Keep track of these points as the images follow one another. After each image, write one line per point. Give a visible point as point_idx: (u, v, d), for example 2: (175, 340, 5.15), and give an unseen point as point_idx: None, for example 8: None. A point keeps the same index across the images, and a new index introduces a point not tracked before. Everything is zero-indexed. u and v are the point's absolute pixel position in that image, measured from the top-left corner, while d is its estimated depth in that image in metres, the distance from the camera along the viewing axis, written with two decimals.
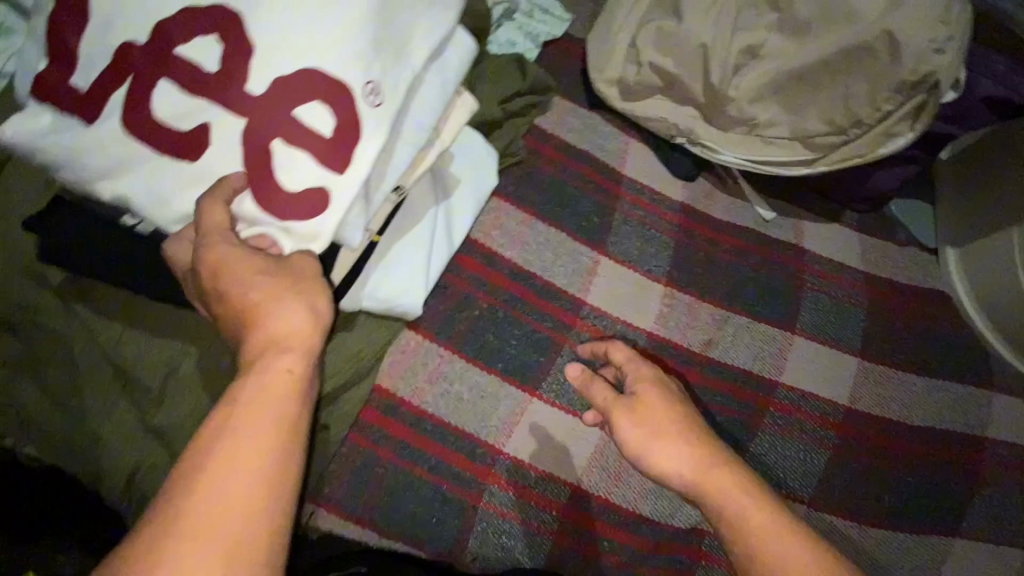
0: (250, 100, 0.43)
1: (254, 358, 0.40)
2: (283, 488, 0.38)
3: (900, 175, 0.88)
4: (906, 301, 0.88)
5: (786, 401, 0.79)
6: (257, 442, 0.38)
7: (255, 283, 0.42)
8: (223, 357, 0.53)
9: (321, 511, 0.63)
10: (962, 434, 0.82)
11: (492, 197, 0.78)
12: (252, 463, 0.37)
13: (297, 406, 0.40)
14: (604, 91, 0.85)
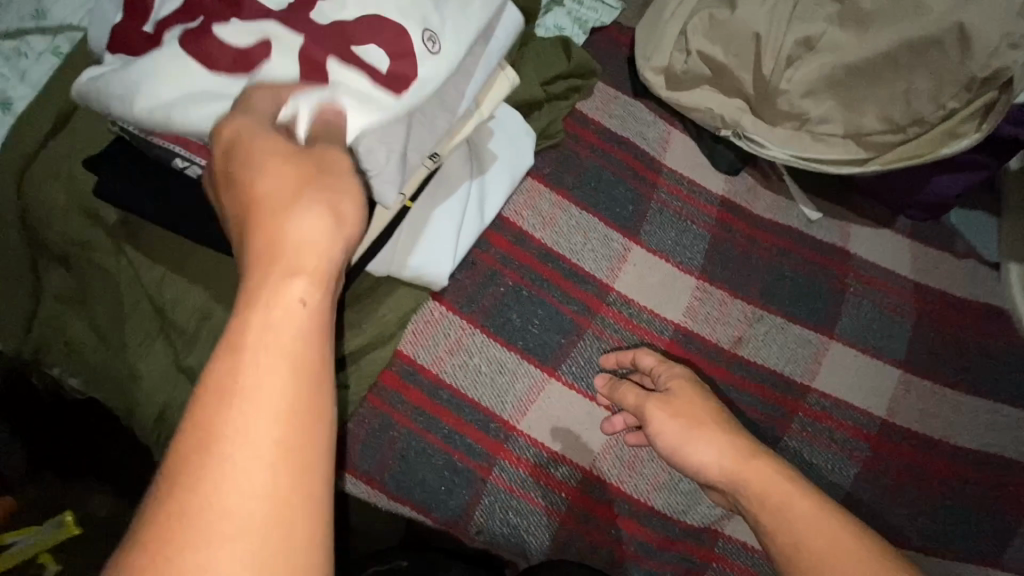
0: (312, 25, 0.46)
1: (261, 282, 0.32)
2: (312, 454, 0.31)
3: (962, 182, 0.84)
4: (959, 315, 0.83)
5: (817, 408, 0.75)
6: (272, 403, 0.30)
7: (278, 169, 0.35)
8: None
9: (357, 482, 0.65)
10: (1014, 461, 0.76)
11: (528, 177, 0.77)
12: (257, 441, 0.30)
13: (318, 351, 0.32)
14: (649, 78, 0.84)
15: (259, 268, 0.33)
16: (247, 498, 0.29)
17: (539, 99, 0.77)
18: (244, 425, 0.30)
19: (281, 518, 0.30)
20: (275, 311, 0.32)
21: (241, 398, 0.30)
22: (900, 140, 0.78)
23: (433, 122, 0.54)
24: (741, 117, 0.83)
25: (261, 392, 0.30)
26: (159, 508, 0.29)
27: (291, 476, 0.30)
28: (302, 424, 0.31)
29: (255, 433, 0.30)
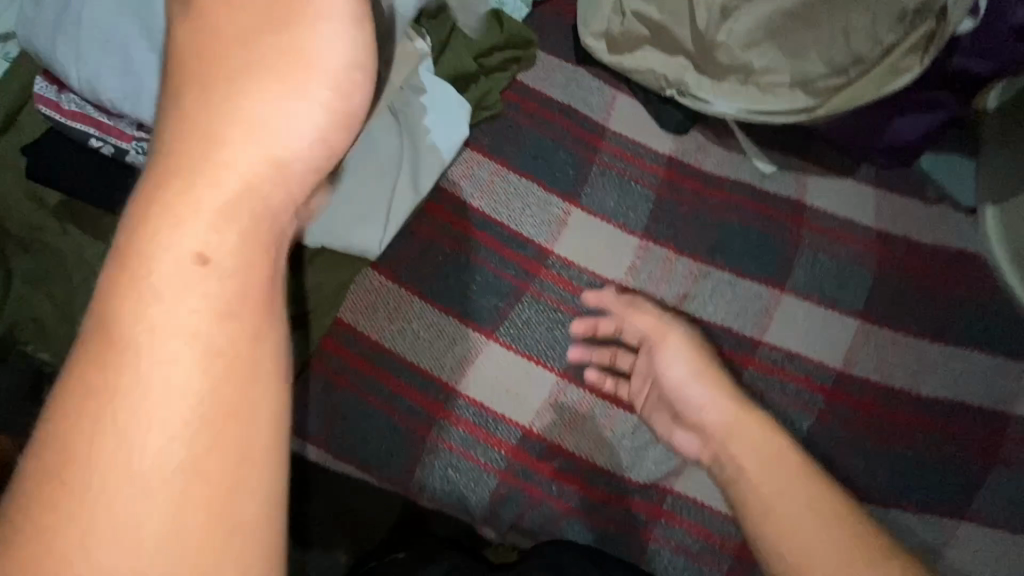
0: None
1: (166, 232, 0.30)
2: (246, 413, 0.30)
3: (926, 124, 0.80)
4: (926, 262, 0.79)
5: (767, 360, 0.74)
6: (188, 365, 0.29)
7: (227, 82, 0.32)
8: None
9: (313, 447, 0.68)
10: (981, 408, 0.73)
11: (467, 148, 0.79)
12: (169, 404, 0.28)
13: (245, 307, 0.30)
14: (589, 44, 0.83)
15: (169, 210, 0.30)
16: (167, 456, 0.28)
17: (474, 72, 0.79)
18: (161, 381, 0.29)
19: (208, 479, 0.29)
20: (184, 266, 0.30)
21: (158, 355, 0.29)
22: (843, 83, 0.76)
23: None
24: (684, 75, 0.81)
25: (179, 344, 0.29)
26: (66, 468, 0.28)
27: (218, 431, 0.29)
28: (231, 374, 0.30)
29: (173, 389, 0.29)
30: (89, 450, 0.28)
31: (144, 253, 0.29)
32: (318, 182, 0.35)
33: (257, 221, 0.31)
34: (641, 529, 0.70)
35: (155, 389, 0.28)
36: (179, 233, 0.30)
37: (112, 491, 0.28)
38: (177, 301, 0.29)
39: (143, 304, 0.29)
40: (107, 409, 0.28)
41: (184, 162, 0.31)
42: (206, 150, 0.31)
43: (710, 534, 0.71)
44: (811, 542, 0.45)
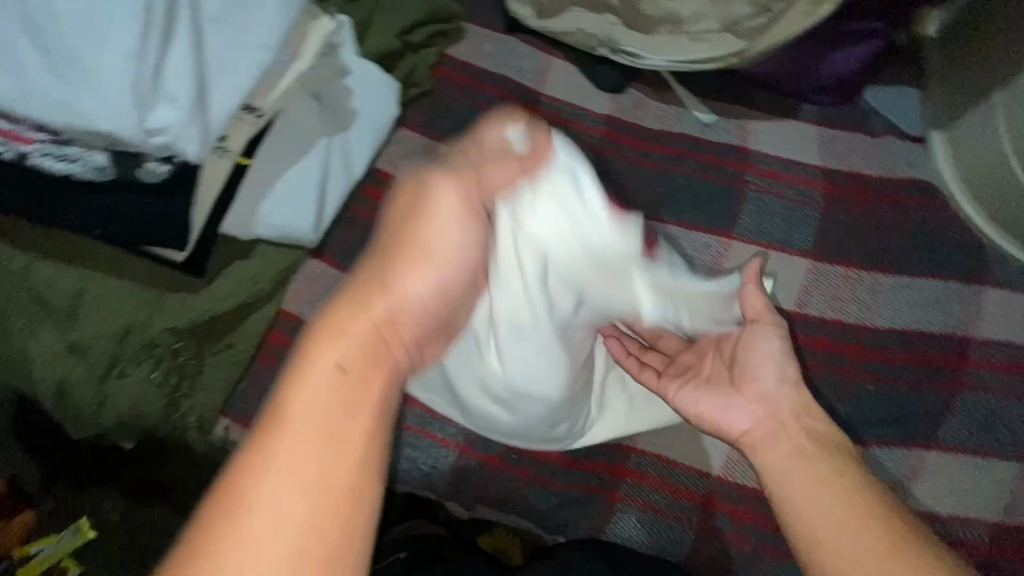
0: None
1: (313, 354, 0.38)
2: (358, 495, 0.35)
3: (858, 56, 0.80)
4: (874, 195, 0.78)
5: (810, 333, 0.72)
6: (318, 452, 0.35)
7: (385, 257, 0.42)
8: (138, 276, 0.64)
9: (237, 426, 0.66)
10: (938, 334, 0.73)
11: (399, 127, 0.78)
12: (298, 480, 0.34)
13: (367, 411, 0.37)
14: (515, 9, 0.83)
15: (324, 340, 0.38)
16: (292, 527, 0.33)
17: (398, 49, 0.79)
18: (299, 462, 0.34)
19: (315, 553, 0.33)
20: (323, 375, 0.37)
21: (300, 441, 0.35)
22: (765, 21, 0.77)
23: (233, 58, 0.54)
24: (613, 33, 0.81)
25: (318, 435, 0.35)
26: (204, 528, 0.32)
27: (330, 510, 0.34)
28: (354, 464, 0.36)
29: (309, 470, 0.34)
30: (224, 515, 0.33)
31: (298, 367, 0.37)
32: (425, 332, 0.44)
33: (377, 351, 0.40)
34: (606, 490, 0.70)
35: (289, 466, 0.34)
36: (327, 348, 0.38)
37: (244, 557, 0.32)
38: (315, 404, 0.36)
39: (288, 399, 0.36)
40: (245, 480, 0.33)
41: (341, 311, 0.40)
42: (358, 299, 0.40)
43: (677, 488, 0.70)
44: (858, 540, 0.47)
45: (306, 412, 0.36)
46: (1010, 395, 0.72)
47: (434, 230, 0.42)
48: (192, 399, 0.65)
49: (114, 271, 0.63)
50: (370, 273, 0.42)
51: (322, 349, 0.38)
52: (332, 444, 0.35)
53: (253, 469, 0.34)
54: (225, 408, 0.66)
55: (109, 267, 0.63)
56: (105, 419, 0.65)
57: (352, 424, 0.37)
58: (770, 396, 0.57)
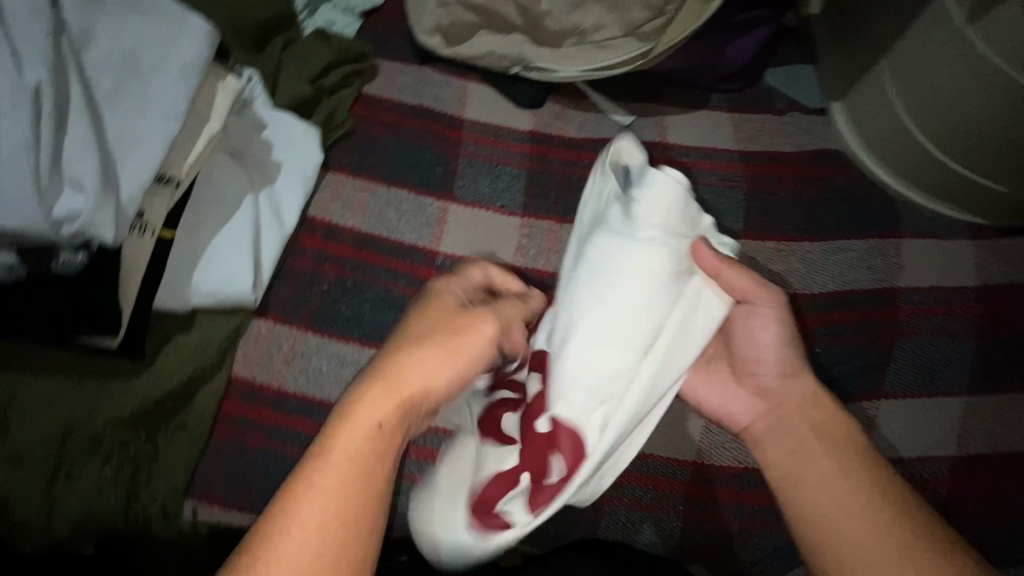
0: None
1: (352, 410, 0.44)
2: (362, 537, 0.41)
3: (757, 41, 0.85)
4: (790, 169, 0.83)
5: (813, 310, 0.76)
6: (342, 492, 0.42)
7: (427, 346, 0.46)
8: (75, 369, 0.61)
9: (204, 506, 0.64)
10: (870, 291, 0.77)
11: (328, 172, 0.78)
12: (323, 516, 0.41)
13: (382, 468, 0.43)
14: (425, 42, 0.83)
15: (371, 403, 0.44)
16: (311, 559, 0.40)
17: (312, 95, 0.78)
18: (324, 505, 0.41)
19: None
20: (360, 429, 0.43)
21: (325, 495, 0.41)
22: (666, 22, 0.78)
23: (140, 132, 0.53)
24: (523, 50, 0.81)
25: (339, 495, 0.41)
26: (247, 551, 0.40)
27: (342, 548, 0.40)
28: (360, 532, 0.41)
29: (324, 523, 0.40)
30: (263, 544, 0.40)
31: (341, 418, 0.43)
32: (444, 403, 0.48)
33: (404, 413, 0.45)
34: (592, 495, 0.70)
35: (320, 502, 0.41)
36: (368, 408, 0.43)
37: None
38: (350, 455, 0.42)
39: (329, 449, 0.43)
40: (286, 510, 0.41)
41: (387, 378, 0.45)
42: (398, 365, 0.45)
43: (658, 479, 0.71)
44: (860, 528, 0.50)
45: (337, 471, 0.42)
46: (953, 335, 0.74)
47: (473, 337, 0.47)
48: (151, 488, 0.62)
49: (47, 368, 0.61)
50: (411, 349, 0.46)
51: (363, 417, 0.43)
52: (346, 508, 0.41)
53: (294, 501, 0.41)
54: (188, 489, 0.64)
55: (42, 364, 0.61)
56: (53, 532, 0.59)
57: (368, 491, 0.42)
58: (776, 392, 0.59)
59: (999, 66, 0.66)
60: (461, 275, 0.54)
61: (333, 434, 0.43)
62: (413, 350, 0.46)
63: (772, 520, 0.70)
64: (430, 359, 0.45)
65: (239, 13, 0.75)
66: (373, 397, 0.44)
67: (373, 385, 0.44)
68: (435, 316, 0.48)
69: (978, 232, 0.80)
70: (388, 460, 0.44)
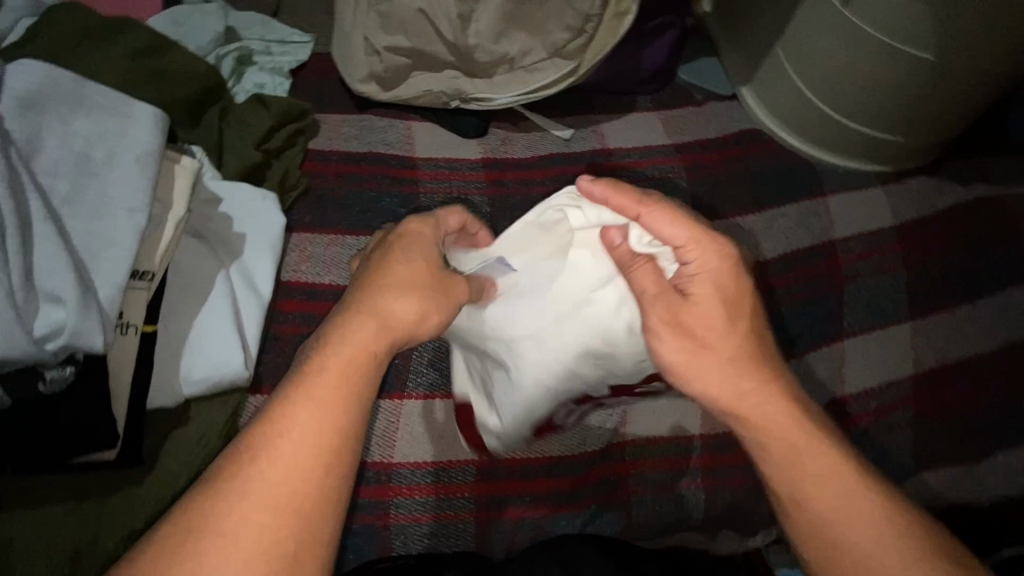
0: None
1: (342, 328, 0.52)
2: (350, 442, 0.48)
3: (666, 44, 0.93)
4: (720, 152, 0.92)
5: (785, 271, 0.84)
6: (333, 398, 0.48)
7: (403, 293, 0.54)
8: (75, 487, 0.58)
9: None
10: (811, 246, 0.86)
11: (294, 234, 0.77)
12: (316, 419, 0.48)
13: (368, 383, 0.50)
14: (363, 89, 0.86)
15: (360, 327, 0.52)
16: (306, 452, 0.47)
17: (261, 160, 0.77)
18: (318, 408, 0.48)
19: (319, 475, 0.46)
20: (352, 347, 0.51)
21: (318, 402, 0.48)
22: (587, 40, 0.84)
23: (108, 231, 0.51)
24: (459, 84, 0.86)
25: (330, 405, 0.48)
26: (250, 447, 0.47)
27: (333, 448, 0.47)
28: (344, 441, 0.48)
29: (316, 427, 0.47)
30: (264, 439, 0.47)
31: (336, 338, 0.51)
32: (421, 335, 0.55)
33: (390, 337, 0.52)
34: (616, 490, 0.72)
35: (315, 405, 0.48)
36: (358, 332, 0.51)
37: (254, 481, 0.45)
38: (341, 366, 0.50)
39: (325, 363, 0.50)
40: (284, 414, 0.48)
41: (376, 307, 0.53)
42: (384, 297, 0.53)
43: (673, 460, 0.74)
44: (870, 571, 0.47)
45: (330, 381, 0.49)
46: (888, 271, 0.84)
47: (450, 288, 0.57)
48: None
49: (44, 494, 0.57)
50: (386, 290, 0.54)
51: (355, 337, 0.51)
52: (336, 417, 0.48)
53: (289, 404, 0.48)
54: None
55: (38, 490, 0.57)
56: None
57: (354, 400, 0.49)
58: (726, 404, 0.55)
59: (877, 36, 0.77)
60: (437, 217, 0.62)
61: (326, 352, 0.50)
62: (396, 287, 0.54)
63: None
64: (407, 294, 0.54)
65: (171, 93, 0.74)
66: (364, 323, 0.52)
67: (362, 316, 0.52)
68: (414, 265, 0.56)
69: (883, 177, 0.92)
70: (371, 380, 0.51)
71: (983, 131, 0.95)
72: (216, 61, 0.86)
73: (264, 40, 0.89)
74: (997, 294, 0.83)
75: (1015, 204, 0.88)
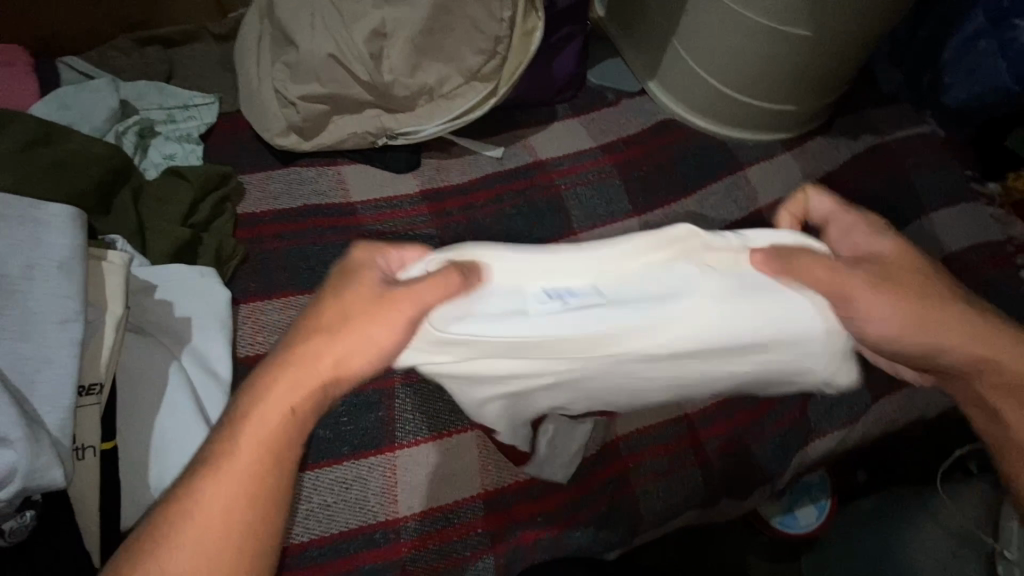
0: None
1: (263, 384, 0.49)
2: (272, 504, 0.47)
3: (572, 52, 0.97)
4: (644, 146, 0.96)
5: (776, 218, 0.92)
6: (248, 457, 0.47)
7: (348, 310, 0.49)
8: None
9: None
10: (742, 218, 0.91)
11: (241, 305, 0.73)
12: (231, 479, 0.46)
13: (291, 445, 0.49)
14: (284, 143, 0.83)
15: (280, 378, 0.49)
16: (221, 517, 0.45)
17: (190, 236, 0.72)
18: (230, 473, 0.46)
19: (233, 542, 0.45)
20: (265, 403, 0.48)
21: (234, 469, 0.46)
22: (501, 61, 0.85)
23: (41, 349, 0.47)
24: (382, 122, 0.85)
25: (245, 469, 0.47)
26: (167, 516, 0.45)
27: (252, 511, 0.46)
28: (271, 512, 0.47)
29: (231, 495, 0.46)
30: (180, 505, 0.46)
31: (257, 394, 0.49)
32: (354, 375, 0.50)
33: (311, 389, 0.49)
34: (622, 486, 0.74)
35: (226, 468, 0.47)
36: (270, 390, 0.49)
37: (165, 559, 0.44)
38: (259, 423, 0.48)
39: (240, 424, 0.48)
40: (201, 475, 0.47)
41: (297, 357, 0.49)
42: (305, 333, 0.50)
43: (667, 445, 0.76)
44: None
45: (244, 458, 0.47)
46: None
47: (398, 313, 0.47)
48: None
49: None
50: (321, 317, 0.50)
51: (272, 404, 0.48)
52: (254, 493, 0.46)
53: (211, 465, 0.47)
54: None
55: None
56: None
57: (275, 459, 0.47)
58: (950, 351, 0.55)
59: (757, 19, 0.85)
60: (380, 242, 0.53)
61: (241, 427, 0.48)
62: (336, 333, 0.49)
63: (764, 431, 0.79)
64: (333, 322, 0.50)
65: (75, 184, 0.68)
66: (282, 373, 0.49)
67: (286, 369, 0.49)
68: (356, 295, 0.49)
69: (787, 143, 1.00)
70: (299, 438, 0.49)
71: (862, 89, 1.07)
72: (115, 139, 0.80)
73: (164, 108, 0.84)
74: (907, 230, 0.93)
75: (901, 148, 0.99)
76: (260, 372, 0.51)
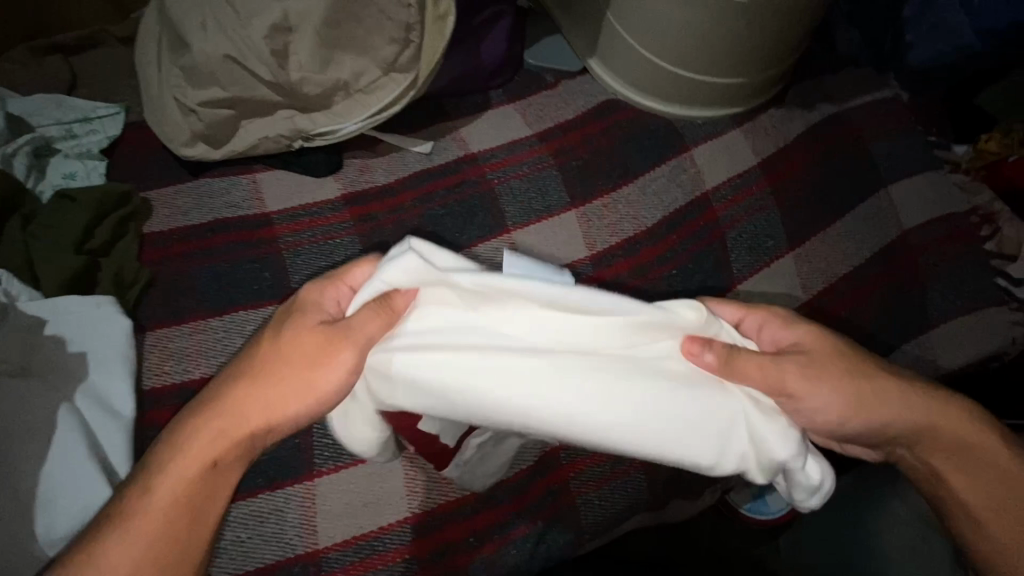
0: None
1: (177, 438, 0.52)
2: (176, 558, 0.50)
3: (502, 33, 0.91)
4: (583, 132, 0.90)
5: (724, 201, 0.86)
6: (165, 511, 0.50)
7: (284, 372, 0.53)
8: None
9: None
10: (689, 202, 0.86)
11: (148, 333, 0.69)
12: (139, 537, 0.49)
13: (202, 498, 0.51)
14: (191, 153, 0.78)
15: (210, 425, 0.53)
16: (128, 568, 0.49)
17: (85, 264, 0.68)
18: (142, 526, 0.50)
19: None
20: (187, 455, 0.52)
21: (144, 524, 0.50)
22: (416, 49, 0.78)
23: None
24: (295, 124, 0.79)
25: (156, 521, 0.50)
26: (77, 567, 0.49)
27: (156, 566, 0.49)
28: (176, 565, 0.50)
29: (143, 546, 0.49)
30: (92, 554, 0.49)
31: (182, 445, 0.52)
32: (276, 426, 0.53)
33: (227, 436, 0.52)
34: (561, 497, 0.70)
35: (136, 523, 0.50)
36: (189, 438, 0.52)
37: None
38: (170, 478, 0.51)
39: (158, 474, 0.51)
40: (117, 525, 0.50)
41: (231, 404, 0.53)
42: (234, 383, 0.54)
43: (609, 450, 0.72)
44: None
45: (158, 507, 0.50)
46: (769, 211, 0.85)
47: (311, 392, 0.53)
48: None
49: None
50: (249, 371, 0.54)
51: (178, 463, 0.51)
52: (161, 542, 0.50)
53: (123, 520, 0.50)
54: None
55: None
56: None
57: (185, 510, 0.51)
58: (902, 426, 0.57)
59: None
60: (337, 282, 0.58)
61: (172, 451, 0.52)
62: (265, 383, 0.53)
63: None
64: (258, 369, 0.54)
65: None
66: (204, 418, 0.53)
67: (206, 419, 0.53)
68: (300, 349, 0.53)
69: (740, 118, 0.93)
70: (217, 489, 0.52)
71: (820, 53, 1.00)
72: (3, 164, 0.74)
73: (62, 123, 0.79)
74: (865, 205, 0.87)
75: (860, 116, 0.92)
76: (182, 418, 0.54)
